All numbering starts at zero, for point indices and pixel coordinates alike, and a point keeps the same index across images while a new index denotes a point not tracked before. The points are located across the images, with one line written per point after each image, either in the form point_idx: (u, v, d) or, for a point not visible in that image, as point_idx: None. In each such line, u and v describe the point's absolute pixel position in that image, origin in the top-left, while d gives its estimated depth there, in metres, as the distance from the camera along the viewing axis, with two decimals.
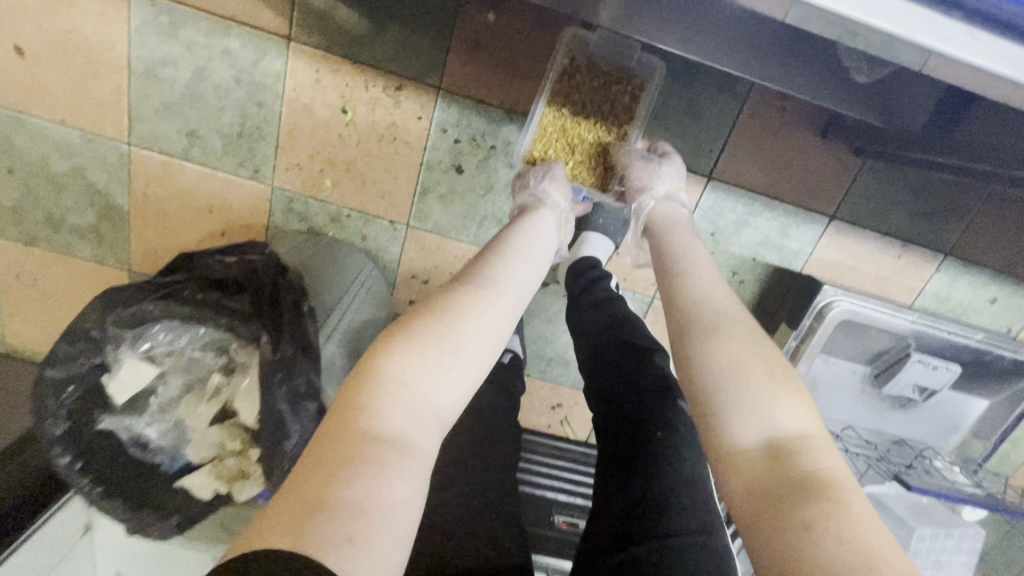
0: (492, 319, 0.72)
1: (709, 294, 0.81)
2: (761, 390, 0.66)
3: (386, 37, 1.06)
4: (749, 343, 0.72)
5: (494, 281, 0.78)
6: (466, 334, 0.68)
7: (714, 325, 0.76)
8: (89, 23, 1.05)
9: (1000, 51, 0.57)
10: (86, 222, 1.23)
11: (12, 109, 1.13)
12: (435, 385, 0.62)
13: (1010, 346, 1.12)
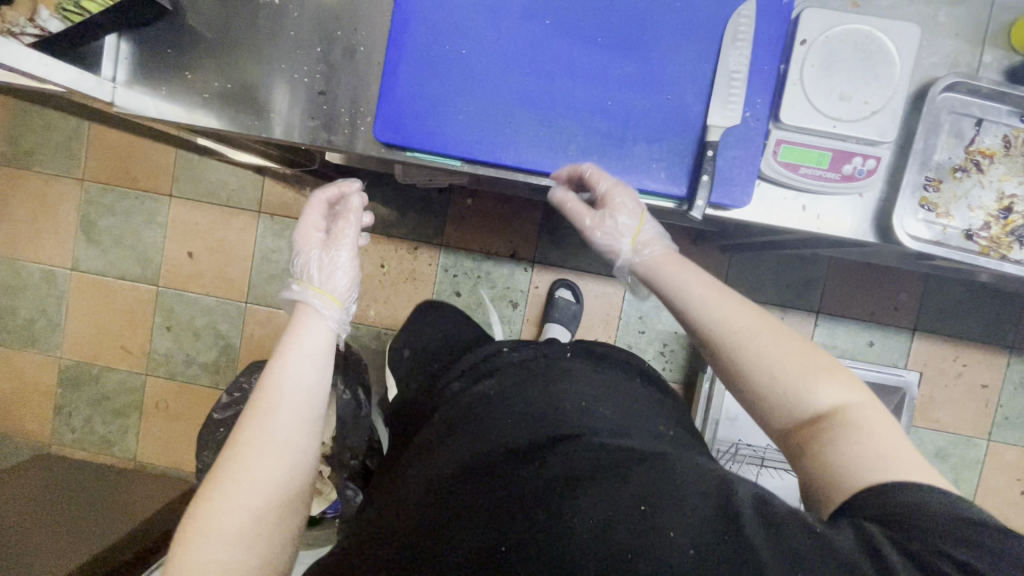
0: (289, 448, 0.71)
1: (726, 315, 0.68)
2: (790, 368, 0.65)
3: (408, 220, 1.74)
4: (791, 351, 0.66)
5: (278, 398, 0.72)
6: (239, 491, 0.67)
7: (739, 342, 0.67)
8: (234, 234, 1.78)
9: (726, 185, 0.74)
10: (210, 358, 1.81)
11: (179, 288, 1.80)
12: (254, 492, 0.67)
13: (869, 367, 1.52)
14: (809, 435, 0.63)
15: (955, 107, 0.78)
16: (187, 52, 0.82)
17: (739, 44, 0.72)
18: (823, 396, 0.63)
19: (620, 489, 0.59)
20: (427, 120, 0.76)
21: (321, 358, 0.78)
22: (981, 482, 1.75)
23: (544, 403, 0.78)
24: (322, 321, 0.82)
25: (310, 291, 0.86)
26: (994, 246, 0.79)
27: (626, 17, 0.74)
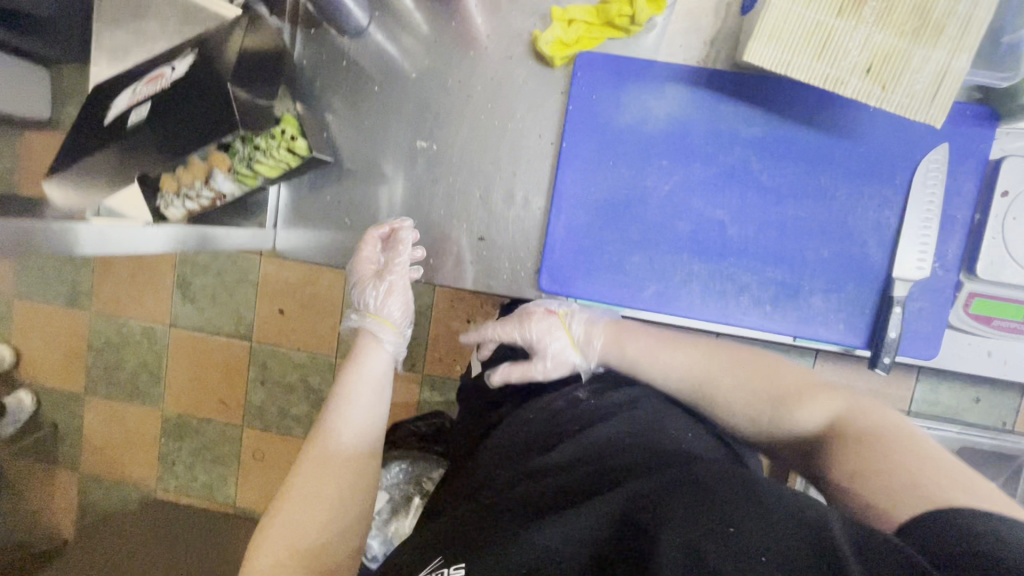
0: (360, 426, 0.63)
1: (681, 369, 0.62)
2: (746, 379, 0.59)
3: None
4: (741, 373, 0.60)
5: (348, 396, 0.65)
6: (326, 487, 0.57)
7: (704, 388, 0.60)
8: (321, 291, 1.82)
9: (911, 338, 0.71)
10: (302, 410, 1.87)
11: (270, 344, 1.86)
12: (304, 510, 0.55)
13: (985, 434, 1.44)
14: (843, 473, 0.48)
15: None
16: (344, 196, 0.82)
17: (932, 196, 0.69)
18: (811, 416, 0.54)
19: (727, 487, 0.38)
20: (591, 269, 0.76)
21: (381, 385, 0.68)
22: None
23: (629, 402, 0.58)
24: (382, 351, 0.71)
25: (370, 318, 0.72)
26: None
27: (804, 164, 0.71)
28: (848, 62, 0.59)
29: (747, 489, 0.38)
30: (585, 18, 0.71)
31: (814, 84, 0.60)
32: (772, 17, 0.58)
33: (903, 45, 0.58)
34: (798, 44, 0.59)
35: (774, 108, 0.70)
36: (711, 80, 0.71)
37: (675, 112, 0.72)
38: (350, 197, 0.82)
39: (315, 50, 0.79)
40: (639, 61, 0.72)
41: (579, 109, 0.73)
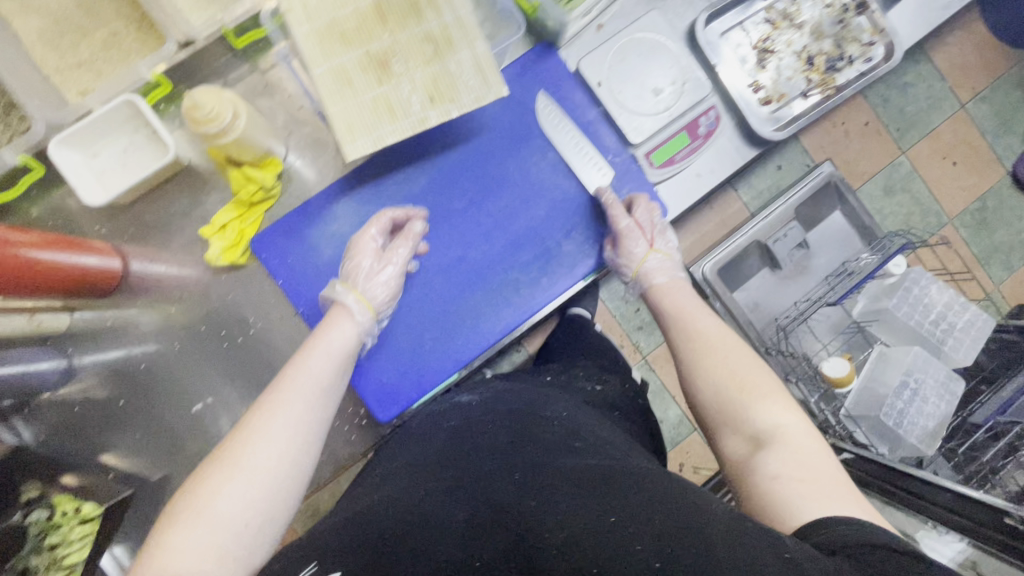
0: (320, 402, 0.60)
1: (704, 329, 0.69)
2: (764, 385, 0.62)
3: None
4: (764, 374, 0.64)
5: (310, 367, 0.62)
6: (254, 452, 0.53)
7: (727, 362, 0.65)
8: None
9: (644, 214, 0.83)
10: None
11: None
12: (229, 522, 0.49)
13: (799, 187, 1.57)
14: (750, 456, 0.57)
15: (722, 29, 0.88)
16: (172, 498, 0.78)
17: (561, 123, 0.81)
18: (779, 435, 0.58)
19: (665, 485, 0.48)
20: (407, 372, 0.80)
21: (344, 364, 0.65)
22: (953, 184, 1.77)
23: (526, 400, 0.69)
24: (351, 326, 0.68)
25: (354, 296, 0.70)
26: (826, 87, 0.89)
27: (470, 175, 0.81)
28: (412, 105, 0.68)
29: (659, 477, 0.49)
30: (232, 215, 0.77)
31: (410, 134, 0.69)
32: (339, 121, 0.67)
33: (437, 67, 0.69)
34: (372, 122, 0.68)
35: (418, 156, 0.80)
36: (356, 178, 0.79)
37: (357, 218, 0.79)
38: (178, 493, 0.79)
39: (42, 423, 0.76)
40: (300, 208, 0.78)
41: (286, 276, 0.78)
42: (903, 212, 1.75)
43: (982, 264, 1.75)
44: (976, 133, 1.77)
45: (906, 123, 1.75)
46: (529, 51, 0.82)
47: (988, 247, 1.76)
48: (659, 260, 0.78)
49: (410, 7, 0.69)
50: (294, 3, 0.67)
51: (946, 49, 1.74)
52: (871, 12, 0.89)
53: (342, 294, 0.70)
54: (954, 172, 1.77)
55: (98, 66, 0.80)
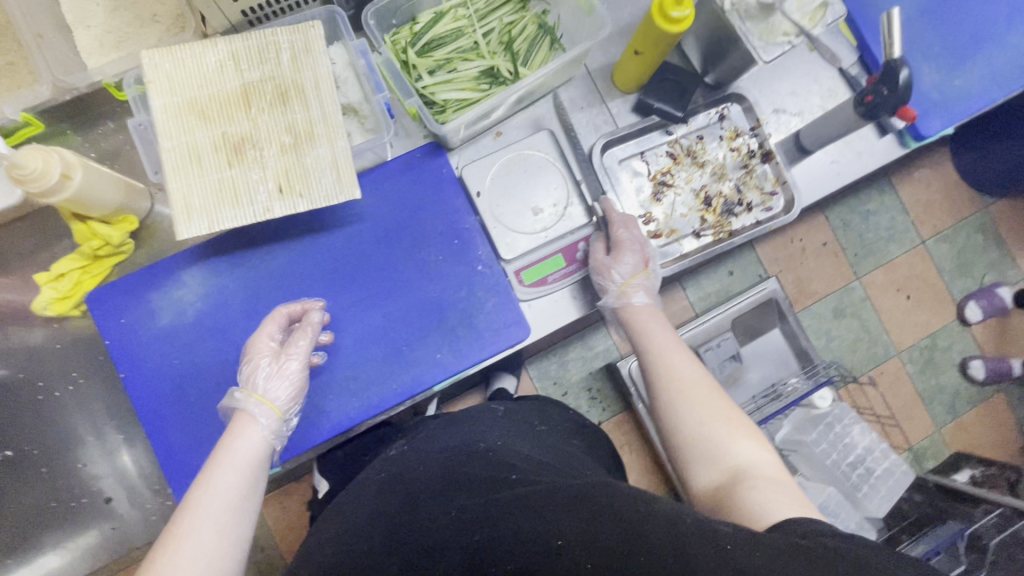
0: (233, 523, 0.55)
1: (683, 378, 0.67)
2: (713, 407, 0.64)
3: None
4: (712, 396, 0.65)
5: (214, 485, 0.56)
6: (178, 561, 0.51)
7: (670, 396, 0.66)
8: None
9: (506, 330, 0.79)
10: None
11: None
12: None
13: (737, 299, 1.52)
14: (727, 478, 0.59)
15: (623, 156, 0.86)
16: None
17: (434, 226, 0.80)
18: (741, 450, 0.60)
19: (608, 511, 0.46)
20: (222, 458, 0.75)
21: (253, 470, 0.59)
22: (906, 317, 1.70)
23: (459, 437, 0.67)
24: (256, 432, 0.63)
25: (254, 400, 0.65)
26: (719, 229, 0.87)
27: (332, 262, 0.79)
28: (258, 193, 0.67)
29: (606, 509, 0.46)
30: (73, 265, 0.75)
31: (253, 222, 0.67)
32: (177, 198, 0.65)
33: (293, 159, 0.68)
34: (214, 204, 0.66)
35: (279, 235, 0.78)
36: (208, 247, 0.76)
37: (203, 288, 0.76)
38: None
39: None
40: (146, 269, 0.76)
41: (115, 336, 0.74)
42: (850, 337, 1.68)
43: (924, 404, 1.67)
44: (933, 269, 1.72)
45: (861, 249, 1.69)
46: (416, 149, 0.81)
47: (932, 387, 1.69)
48: (633, 277, 0.77)
49: (278, 96, 0.68)
50: (157, 74, 0.66)
51: (911, 183, 1.71)
52: (776, 163, 0.88)
53: (243, 403, 0.65)
54: (906, 305, 1.71)
55: None
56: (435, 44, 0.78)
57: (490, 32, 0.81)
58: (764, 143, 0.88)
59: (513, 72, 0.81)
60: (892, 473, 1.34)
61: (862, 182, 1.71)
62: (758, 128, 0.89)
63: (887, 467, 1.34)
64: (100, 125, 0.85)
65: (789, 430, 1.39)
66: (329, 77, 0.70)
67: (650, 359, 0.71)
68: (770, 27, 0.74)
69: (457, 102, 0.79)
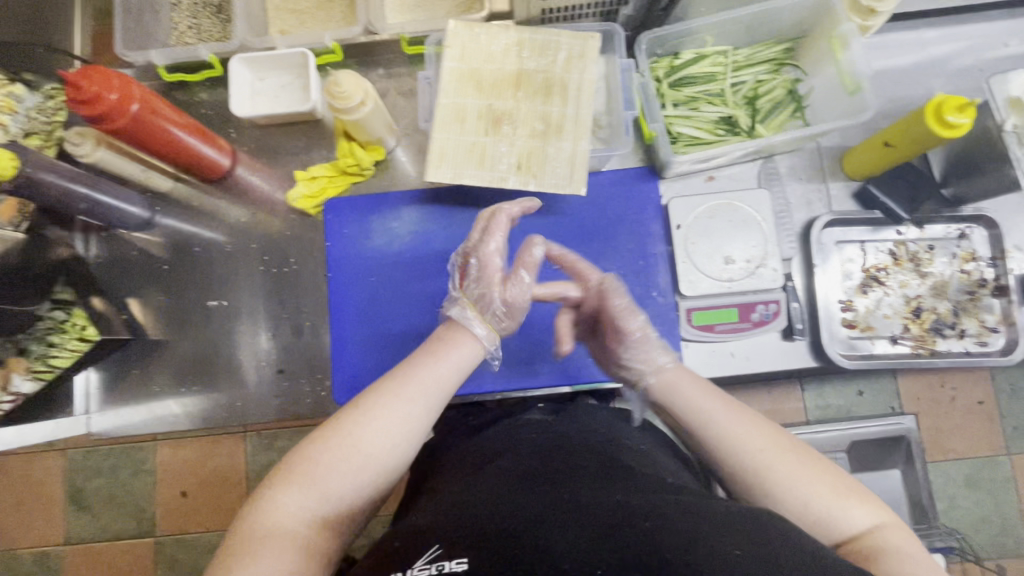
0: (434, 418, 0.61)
1: (757, 444, 0.56)
2: (796, 474, 0.54)
3: None
4: (798, 462, 0.55)
5: (427, 385, 0.60)
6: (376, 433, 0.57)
7: (756, 468, 0.55)
8: None
9: None
10: None
11: None
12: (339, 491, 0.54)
13: (865, 421, 1.38)
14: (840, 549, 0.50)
15: (841, 237, 0.86)
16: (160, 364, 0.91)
17: (628, 243, 0.84)
18: (851, 512, 0.52)
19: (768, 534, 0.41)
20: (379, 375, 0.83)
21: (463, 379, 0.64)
22: None
23: (604, 430, 0.64)
24: (480, 349, 0.66)
25: (483, 324, 0.67)
26: (920, 343, 0.83)
27: (529, 242, 0.85)
28: (502, 163, 0.75)
29: (773, 526, 0.42)
30: (324, 173, 0.88)
31: (487, 186, 0.75)
32: (436, 147, 0.75)
33: (538, 144, 0.75)
34: (463, 161, 0.75)
35: (488, 203, 0.86)
36: (432, 195, 0.87)
37: (415, 226, 0.86)
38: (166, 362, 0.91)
39: (109, 247, 0.92)
40: (378, 196, 0.87)
41: (335, 240, 0.86)
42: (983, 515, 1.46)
43: None
44: None
45: None
46: (634, 169, 0.86)
47: None
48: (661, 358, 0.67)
49: (544, 88, 0.76)
50: (455, 41, 0.77)
51: None
52: (1008, 300, 0.82)
53: (469, 319, 0.67)
54: None
55: (305, 17, 0.96)
56: (687, 81, 0.83)
57: (741, 84, 0.84)
58: (1000, 277, 0.83)
59: (749, 127, 0.83)
60: None
61: None
62: (998, 260, 0.83)
63: None
64: (375, 68, 0.96)
65: None
66: (592, 84, 0.77)
67: (708, 435, 0.59)
68: None
69: (688, 138, 0.83)
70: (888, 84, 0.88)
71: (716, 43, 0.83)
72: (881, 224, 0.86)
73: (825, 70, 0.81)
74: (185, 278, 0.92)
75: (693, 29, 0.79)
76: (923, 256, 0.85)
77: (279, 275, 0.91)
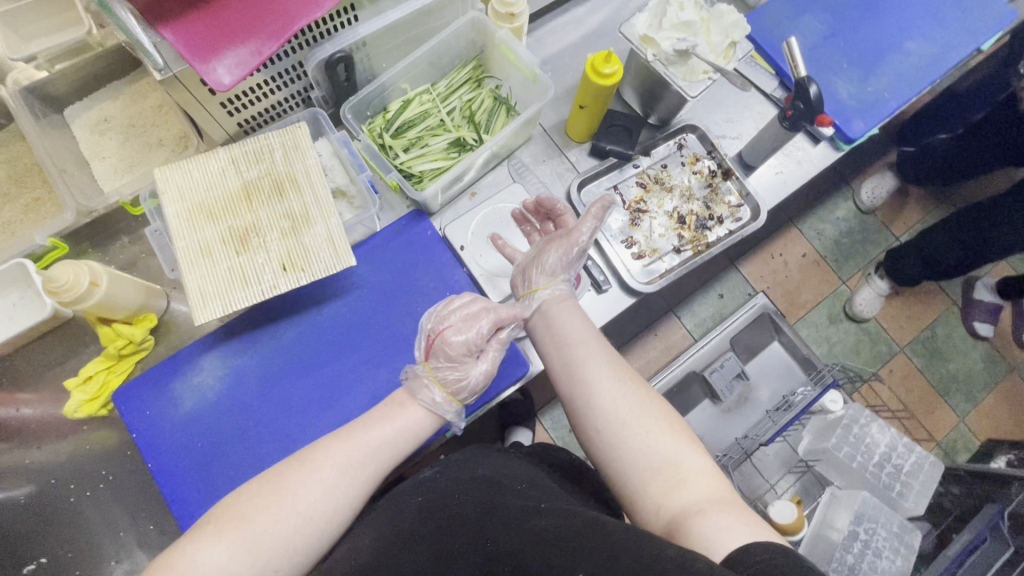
0: (358, 471, 0.59)
1: (666, 432, 0.61)
2: (673, 447, 0.60)
3: None
4: (682, 446, 0.60)
5: (368, 435, 0.62)
6: (304, 480, 0.56)
7: (660, 441, 0.60)
8: None
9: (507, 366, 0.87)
10: None
11: None
12: (267, 526, 0.52)
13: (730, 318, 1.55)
14: (678, 512, 0.55)
15: (598, 191, 0.96)
16: None
17: (429, 290, 0.87)
18: (685, 492, 0.56)
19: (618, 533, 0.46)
20: None
21: (404, 430, 0.65)
22: (899, 312, 1.73)
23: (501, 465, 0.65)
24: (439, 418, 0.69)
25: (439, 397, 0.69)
26: (697, 243, 0.95)
27: (341, 327, 0.85)
28: (267, 274, 0.75)
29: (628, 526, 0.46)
30: (99, 367, 0.81)
31: (262, 300, 0.74)
32: (193, 289, 0.73)
33: (293, 240, 0.76)
34: (227, 289, 0.73)
35: (287, 313, 0.84)
36: (225, 333, 0.83)
37: (222, 370, 0.82)
38: None
39: None
40: (170, 361, 0.82)
41: (141, 426, 0.79)
42: (851, 340, 1.70)
43: (938, 393, 1.67)
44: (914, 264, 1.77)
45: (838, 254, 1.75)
46: (404, 219, 0.90)
47: (942, 375, 1.69)
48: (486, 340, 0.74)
49: (275, 188, 0.78)
50: (169, 185, 0.76)
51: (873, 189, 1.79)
52: (736, 178, 0.97)
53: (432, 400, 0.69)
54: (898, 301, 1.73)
55: (14, 228, 0.89)
56: (407, 126, 0.90)
57: (454, 109, 0.93)
58: (722, 163, 0.98)
59: (478, 140, 0.92)
60: (921, 467, 1.32)
61: (827, 192, 1.79)
62: (715, 153, 0.99)
63: (915, 462, 1.32)
64: (117, 241, 0.92)
65: (810, 440, 1.38)
66: (317, 167, 0.80)
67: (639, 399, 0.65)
68: (690, 68, 0.85)
69: (433, 171, 0.90)
70: (570, 61, 1.02)
71: (415, 85, 0.91)
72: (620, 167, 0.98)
73: (510, 71, 0.93)
74: None
75: (385, 84, 0.86)
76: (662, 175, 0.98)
77: (114, 492, 0.84)
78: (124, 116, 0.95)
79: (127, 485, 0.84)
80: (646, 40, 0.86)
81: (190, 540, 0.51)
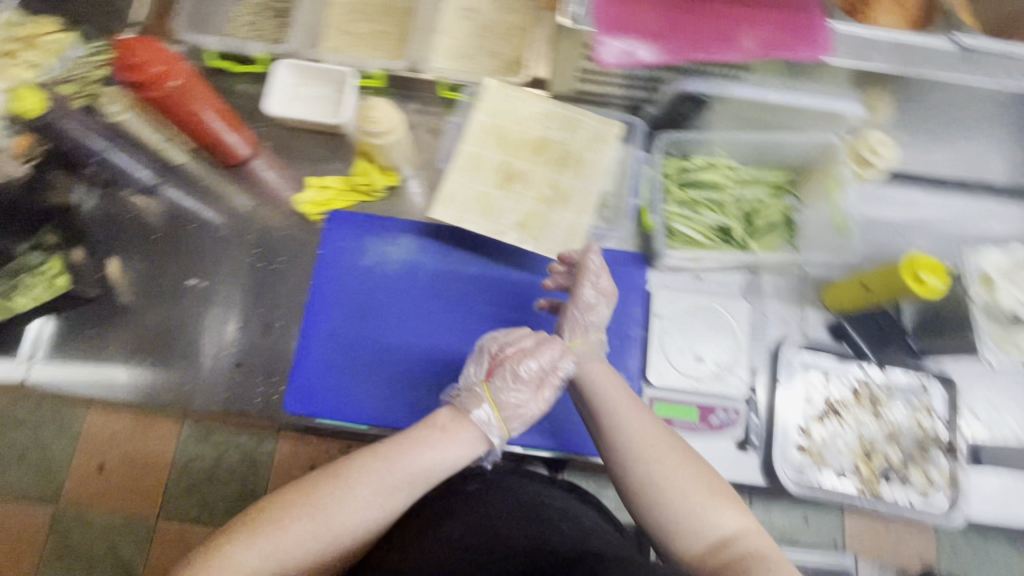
0: (395, 496, 0.55)
1: (705, 486, 0.55)
2: (712, 507, 0.54)
3: None
4: (726, 503, 0.54)
5: (413, 463, 0.56)
6: (341, 503, 0.53)
7: (692, 501, 0.54)
8: None
9: None
10: None
11: None
12: (298, 542, 0.52)
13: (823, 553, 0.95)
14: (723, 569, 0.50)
15: (810, 364, 0.87)
16: (115, 326, 0.88)
17: (601, 326, 0.86)
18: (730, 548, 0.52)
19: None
20: (334, 393, 0.82)
21: (450, 462, 0.58)
22: None
23: (530, 487, 0.67)
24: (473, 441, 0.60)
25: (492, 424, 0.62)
26: (867, 485, 0.82)
27: (514, 298, 0.87)
28: (504, 219, 0.79)
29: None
30: (336, 184, 0.91)
31: (486, 234, 0.78)
32: (448, 187, 0.79)
33: (543, 208, 0.79)
34: (469, 206, 0.78)
35: (484, 253, 0.89)
36: (432, 231, 0.89)
37: (409, 256, 0.88)
38: (122, 325, 0.88)
39: (109, 205, 0.92)
40: (380, 219, 0.90)
41: (329, 249, 0.88)
42: None
43: None
44: None
45: None
46: (628, 254, 0.88)
47: None
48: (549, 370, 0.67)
49: (560, 160, 0.81)
50: (490, 100, 0.83)
51: None
52: (957, 462, 0.83)
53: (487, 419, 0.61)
54: None
55: (358, 42, 1.02)
56: (693, 184, 0.88)
57: (742, 199, 0.89)
58: (952, 437, 0.84)
59: (741, 239, 0.88)
60: None
61: None
62: (951, 421, 0.85)
63: None
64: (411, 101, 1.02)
65: None
66: (603, 167, 0.82)
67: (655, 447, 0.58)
68: (1009, 337, 0.77)
69: (685, 237, 0.87)
70: (875, 233, 0.94)
71: (726, 157, 0.89)
72: (847, 360, 0.87)
73: (819, 205, 0.86)
74: (172, 251, 0.92)
75: (707, 140, 0.85)
76: (882, 398, 0.86)
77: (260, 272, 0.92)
78: (488, 17, 1.04)
79: (272, 274, 0.91)
80: (986, 279, 0.78)
81: (227, 542, 0.51)
